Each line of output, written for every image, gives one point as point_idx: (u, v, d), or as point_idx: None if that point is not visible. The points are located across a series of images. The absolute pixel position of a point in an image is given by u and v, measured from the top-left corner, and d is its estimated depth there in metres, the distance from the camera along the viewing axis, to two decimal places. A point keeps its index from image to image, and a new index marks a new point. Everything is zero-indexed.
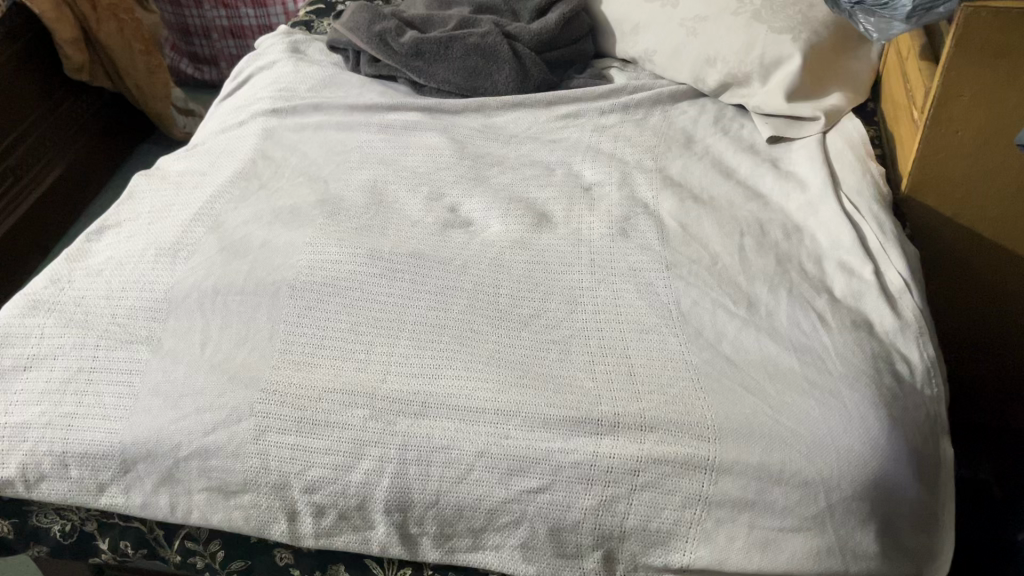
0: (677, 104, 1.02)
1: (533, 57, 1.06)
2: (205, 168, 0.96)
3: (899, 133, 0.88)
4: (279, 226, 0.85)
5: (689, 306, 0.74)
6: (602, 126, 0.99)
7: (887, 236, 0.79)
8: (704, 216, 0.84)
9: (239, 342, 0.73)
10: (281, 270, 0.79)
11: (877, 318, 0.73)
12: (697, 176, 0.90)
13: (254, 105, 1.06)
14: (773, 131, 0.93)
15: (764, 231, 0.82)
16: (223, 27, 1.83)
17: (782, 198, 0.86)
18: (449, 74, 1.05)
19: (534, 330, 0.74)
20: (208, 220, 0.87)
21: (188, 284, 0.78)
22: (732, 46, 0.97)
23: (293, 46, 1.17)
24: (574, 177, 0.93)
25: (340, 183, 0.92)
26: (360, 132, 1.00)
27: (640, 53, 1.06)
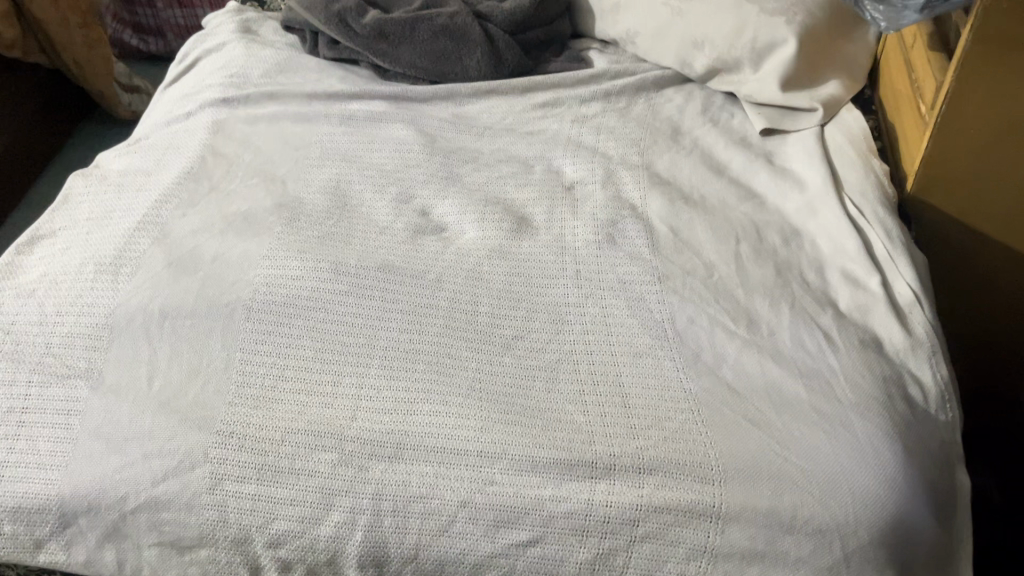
0: (662, 91, 0.95)
1: (507, 40, 0.98)
2: (149, 168, 0.87)
3: (901, 125, 0.82)
4: (232, 235, 0.78)
5: (685, 324, 0.69)
6: (583, 116, 0.93)
7: (895, 241, 0.73)
8: (696, 220, 0.78)
9: (191, 374, 0.66)
10: (236, 288, 0.72)
11: (886, 335, 0.68)
12: (687, 173, 0.84)
13: (203, 93, 0.97)
14: (766, 123, 0.87)
15: (761, 236, 0.76)
16: None
17: (778, 197, 0.80)
18: (415, 57, 0.97)
19: (517, 354, 0.67)
20: (153, 229, 0.79)
21: (132, 306, 0.70)
22: (723, 29, 0.90)
23: (245, 25, 1.08)
24: (555, 175, 0.86)
25: (299, 184, 0.84)
26: (320, 124, 0.92)
27: (621, 34, 0.99)
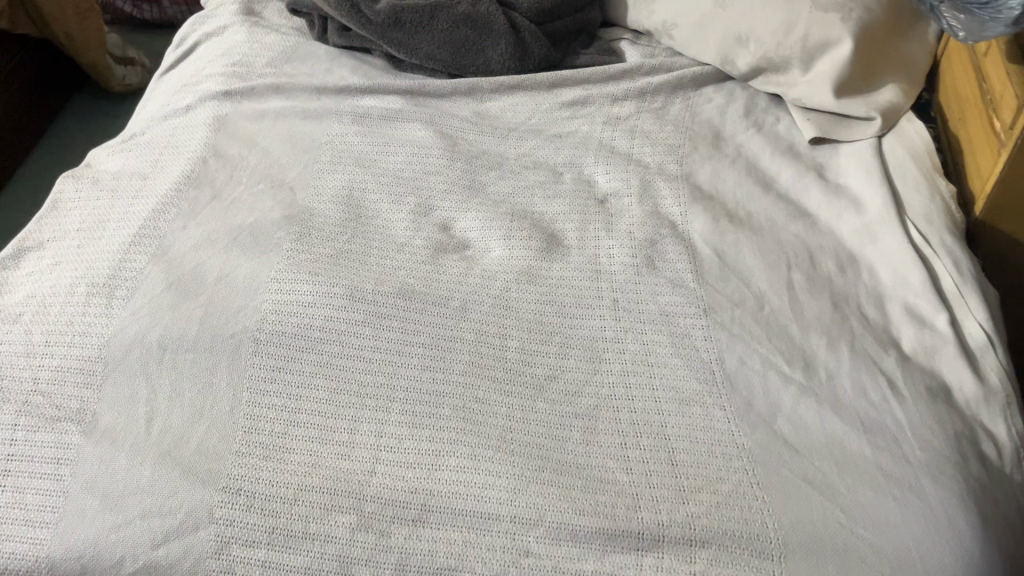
0: (701, 90, 0.88)
1: (534, 30, 0.90)
2: (145, 171, 0.80)
3: (969, 140, 0.74)
4: (237, 253, 0.71)
5: (736, 366, 0.63)
6: (616, 117, 0.85)
7: (964, 275, 0.66)
8: (743, 242, 0.72)
9: (194, 419, 0.60)
10: (243, 316, 0.66)
11: (956, 382, 0.62)
12: (731, 187, 0.77)
13: (203, 84, 0.90)
14: (816, 131, 0.80)
15: (814, 264, 0.70)
16: None
17: (832, 217, 0.73)
18: (434, 49, 0.89)
19: (550, 400, 0.61)
20: (151, 244, 0.72)
21: (129, 336, 0.64)
22: (771, 25, 0.82)
23: (248, 6, 1.00)
24: (586, 185, 0.79)
25: (309, 192, 0.78)
26: (331, 121, 0.85)
27: (657, 25, 0.91)
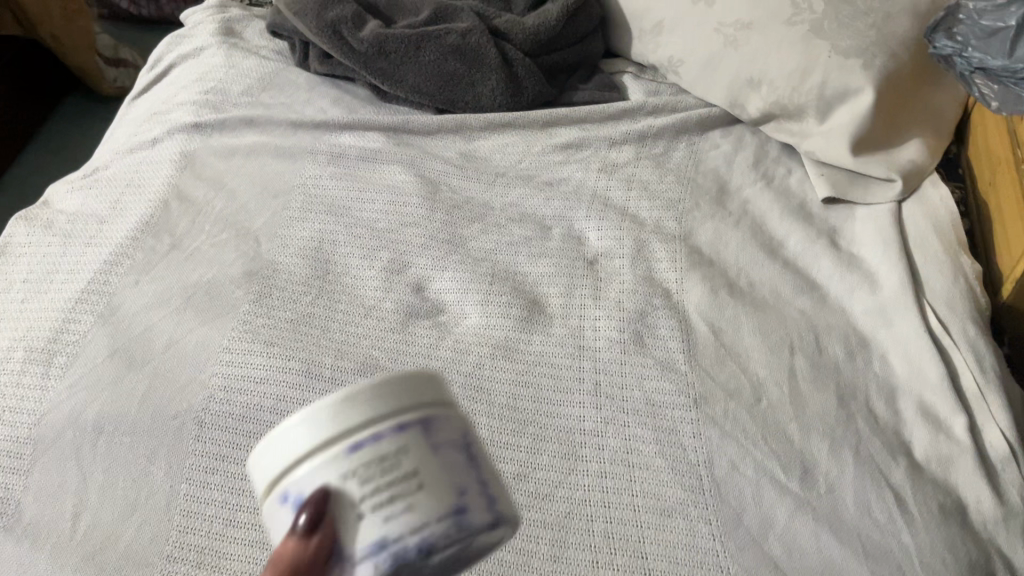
0: (707, 134, 0.81)
1: (527, 64, 0.83)
2: (103, 213, 0.75)
3: (998, 210, 0.67)
4: (190, 316, 0.66)
5: (726, 472, 0.56)
6: (613, 163, 0.79)
7: (986, 372, 0.59)
8: (743, 318, 0.65)
9: (126, 515, 0.55)
10: (189, 393, 0.60)
11: (972, 499, 0.55)
12: (734, 252, 0.71)
13: (173, 113, 0.84)
14: (831, 190, 0.73)
15: (820, 348, 0.63)
16: None
17: (843, 292, 0.67)
18: (419, 81, 0.82)
19: (518, 505, 0.56)
20: (99, 302, 0.67)
21: (63, 415, 0.59)
22: (785, 69, 0.75)
23: (227, 25, 0.93)
24: (575, 242, 0.73)
25: (275, 243, 0.72)
26: (306, 161, 0.79)
27: (662, 60, 0.84)
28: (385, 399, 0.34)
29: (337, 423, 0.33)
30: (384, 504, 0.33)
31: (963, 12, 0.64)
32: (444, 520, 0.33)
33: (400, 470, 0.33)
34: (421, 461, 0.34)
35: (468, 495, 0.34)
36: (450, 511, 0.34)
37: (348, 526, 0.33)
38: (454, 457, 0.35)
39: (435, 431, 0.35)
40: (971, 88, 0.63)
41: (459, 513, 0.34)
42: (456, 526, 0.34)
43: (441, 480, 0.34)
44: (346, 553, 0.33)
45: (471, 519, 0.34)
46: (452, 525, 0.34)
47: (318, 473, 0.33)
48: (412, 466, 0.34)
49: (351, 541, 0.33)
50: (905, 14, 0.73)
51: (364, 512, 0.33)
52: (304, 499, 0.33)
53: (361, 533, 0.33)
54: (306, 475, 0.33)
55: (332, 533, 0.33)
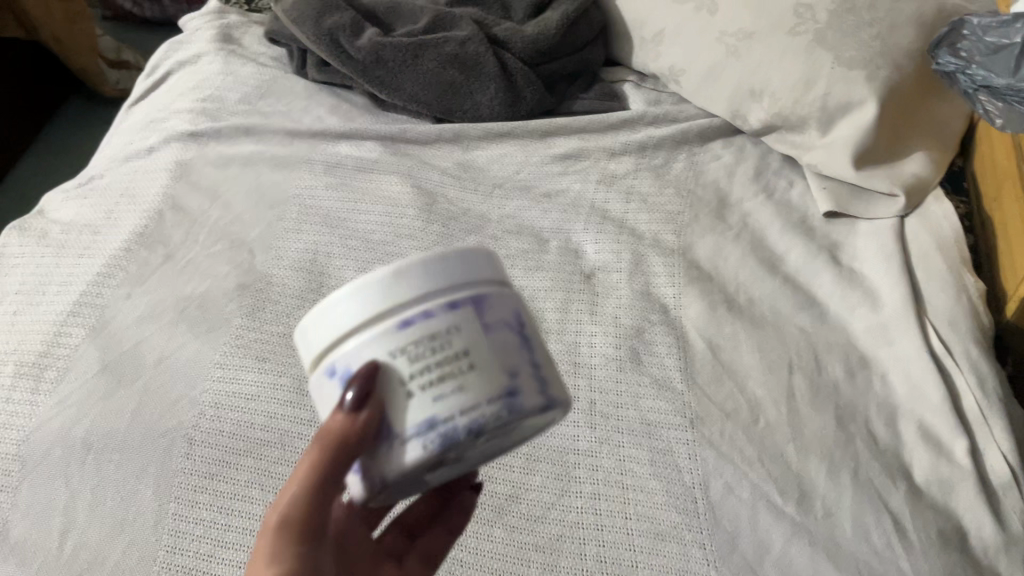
0: (708, 145, 0.80)
1: (526, 72, 0.82)
2: (97, 224, 0.74)
3: (1003, 226, 0.66)
4: (182, 329, 0.65)
5: (721, 494, 0.56)
6: (612, 175, 0.78)
7: (988, 393, 0.58)
8: (741, 335, 0.64)
9: (114, 534, 0.54)
10: (179, 410, 0.60)
11: (973, 524, 0.54)
12: (733, 266, 0.70)
13: (169, 122, 0.83)
14: (833, 204, 0.72)
15: (819, 367, 0.62)
16: None
17: (843, 309, 0.66)
18: (417, 90, 0.82)
19: (510, 527, 0.55)
20: (90, 316, 0.66)
21: (52, 432, 0.59)
22: (787, 80, 0.74)
23: (225, 31, 0.93)
24: (573, 255, 0.72)
25: (269, 255, 0.71)
26: (302, 171, 0.78)
27: (663, 70, 0.83)
28: (435, 277, 0.37)
29: (391, 294, 0.36)
30: (434, 382, 0.35)
31: (967, 28, 0.63)
32: (495, 403, 0.35)
33: (450, 348, 0.35)
34: (473, 341, 0.36)
35: (520, 379, 0.36)
36: (500, 395, 0.35)
37: (393, 402, 0.35)
38: (506, 340, 0.37)
39: (487, 311, 0.37)
40: (977, 104, 0.61)
41: (511, 396, 0.36)
42: (506, 410, 0.36)
43: (490, 357, 0.36)
44: (393, 428, 0.36)
45: (521, 404, 0.36)
46: (503, 406, 0.35)
47: (369, 347, 0.36)
48: (462, 345, 0.36)
49: (399, 418, 0.36)
50: (912, 24, 0.72)
51: (413, 390, 0.35)
52: (354, 373, 0.36)
53: (409, 412, 0.35)
54: (360, 346, 0.36)
55: (379, 408, 0.36)
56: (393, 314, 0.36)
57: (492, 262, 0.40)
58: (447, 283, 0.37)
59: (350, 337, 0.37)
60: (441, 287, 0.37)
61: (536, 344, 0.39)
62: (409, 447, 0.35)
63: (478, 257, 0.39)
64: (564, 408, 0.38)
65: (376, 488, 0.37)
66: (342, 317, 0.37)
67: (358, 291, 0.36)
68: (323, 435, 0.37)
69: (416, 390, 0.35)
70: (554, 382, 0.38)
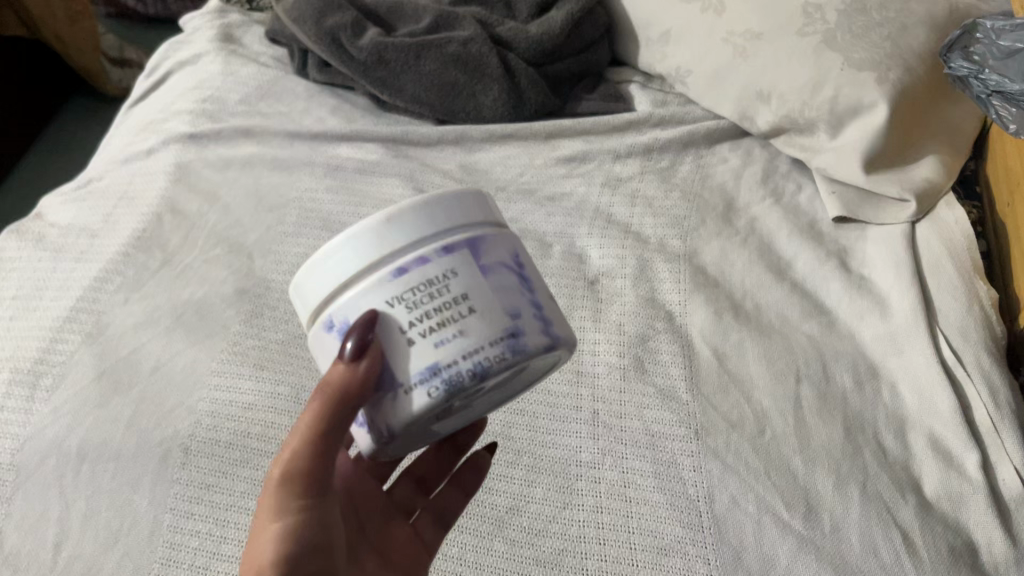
0: (715, 147, 0.79)
1: (530, 73, 0.81)
2: (95, 227, 0.73)
3: (1017, 232, 0.65)
4: (180, 336, 0.64)
5: (726, 507, 0.54)
6: (617, 178, 0.77)
7: (1001, 405, 0.57)
8: (748, 343, 0.63)
9: (108, 545, 0.53)
10: (175, 418, 0.59)
11: (984, 540, 0.52)
12: (740, 273, 0.68)
13: (168, 123, 0.82)
14: (842, 209, 0.70)
15: (828, 376, 0.61)
16: None
17: (852, 317, 0.64)
18: (419, 90, 0.80)
19: (510, 539, 0.54)
20: (87, 321, 0.65)
21: (47, 440, 0.58)
22: (796, 81, 0.73)
23: (225, 31, 0.92)
24: (576, 260, 0.71)
25: (269, 260, 0.70)
26: (302, 174, 0.77)
27: (669, 70, 0.82)
28: (428, 225, 0.41)
29: (385, 240, 0.40)
30: (434, 326, 0.39)
31: (980, 32, 0.61)
32: (496, 345, 0.39)
33: (446, 294, 0.39)
34: (470, 284, 0.40)
35: (521, 320, 0.40)
36: (501, 335, 0.39)
37: (394, 347, 0.39)
38: (505, 283, 0.41)
39: (482, 255, 0.41)
40: (990, 109, 0.59)
41: (513, 338, 0.39)
42: (509, 350, 0.39)
43: (489, 301, 0.40)
44: (397, 372, 0.40)
45: (524, 343, 0.40)
46: (506, 347, 0.39)
47: (368, 297, 0.40)
48: (461, 289, 0.40)
49: (404, 364, 0.39)
50: (924, 24, 0.70)
51: (414, 337, 0.39)
52: (353, 323, 0.40)
53: (411, 356, 0.39)
54: (360, 295, 0.40)
55: (379, 355, 0.40)
56: (389, 264, 0.40)
57: (481, 207, 0.43)
58: (437, 232, 0.41)
59: (350, 288, 0.40)
60: (432, 236, 0.41)
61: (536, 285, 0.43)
62: (413, 390, 0.39)
63: (466, 202, 0.43)
64: (567, 344, 0.42)
65: (384, 437, 0.41)
66: (341, 269, 0.41)
67: (354, 244, 0.40)
68: (325, 388, 0.41)
69: (417, 336, 0.39)
70: (554, 318, 0.42)
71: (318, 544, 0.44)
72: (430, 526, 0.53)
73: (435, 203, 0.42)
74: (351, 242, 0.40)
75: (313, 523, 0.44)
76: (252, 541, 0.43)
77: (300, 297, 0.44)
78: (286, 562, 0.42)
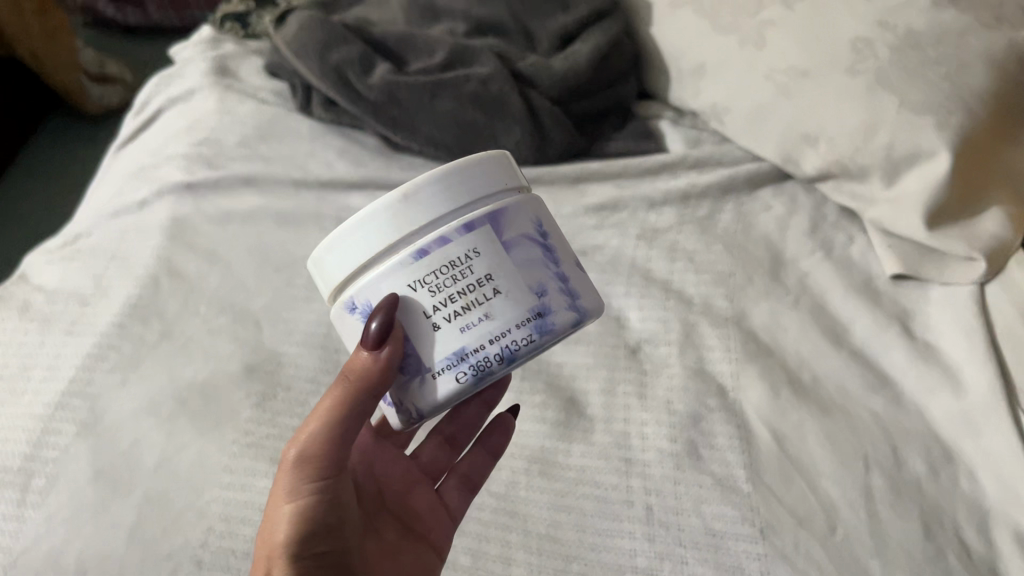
0: (756, 192, 0.74)
1: (554, 112, 0.75)
2: (85, 293, 0.67)
3: None
4: (185, 424, 0.58)
5: None
6: (653, 228, 0.71)
7: None
8: (809, 423, 0.58)
9: None
10: (183, 524, 0.53)
11: None
12: (793, 339, 0.63)
13: (163, 169, 0.76)
14: (901, 267, 0.65)
15: (898, 462, 0.55)
16: None
17: (921, 392, 0.59)
18: (435, 131, 0.74)
19: None
20: (81, 407, 0.59)
21: (40, 554, 0.52)
22: (845, 126, 0.67)
23: (219, 63, 0.85)
24: (614, 324, 0.65)
25: (279, 329, 0.64)
26: (312, 229, 0.71)
27: (704, 107, 0.78)
28: (449, 202, 0.43)
29: (408, 219, 0.43)
30: (459, 312, 0.43)
31: None
32: (523, 327, 0.44)
33: (468, 277, 0.43)
34: (493, 265, 0.43)
35: (547, 298, 0.45)
36: (526, 316, 0.44)
37: (419, 330, 0.44)
38: (529, 257, 0.45)
39: (504, 229, 0.44)
40: None
41: (541, 318, 0.44)
42: (535, 329, 0.44)
43: (515, 281, 0.44)
44: (424, 358, 0.44)
45: (551, 321, 0.45)
46: (535, 329, 0.44)
47: (391, 281, 0.43)
48: (486, 269, 0.43)
49: (431, 351, 0.44)
50: (983, 59, 0.63)
51: (440, 324, 0.43)
52: (376, 305, 0.44)
53: (438, 340, 0.44)
54: (382, 277, 0.43)
55: (403, 338, 0.44)
56: (412, 245, 0.43)
57: (499, 172, 0.46)
58: (456, 209, 0.44)
59: (372, 268, 0.44)
60: (451, 214, 0.44)
61: (563, 258, 0.47)
62: (442, 373, 0.44)
63: (485, 171, 0.45)
64: (593, 313, 0.47)
65: (412, 418, 0.46)
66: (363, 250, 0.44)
67: (376, 226, 0.43)
68: (351, 370, 0.45)
69: (443, 321, 0.43)
70: (578, 289, 0.46)
71: (331, 524, 0.45)
72: (456, 491, 0.56)
73: (450, 176, 0.44)
74: (372, 222, 0.43)
75: (326, 502, 0.46)
76: (267, 524, 0.45)
77: (319, 269, 0.47)
78: (300, 543, 0.44)
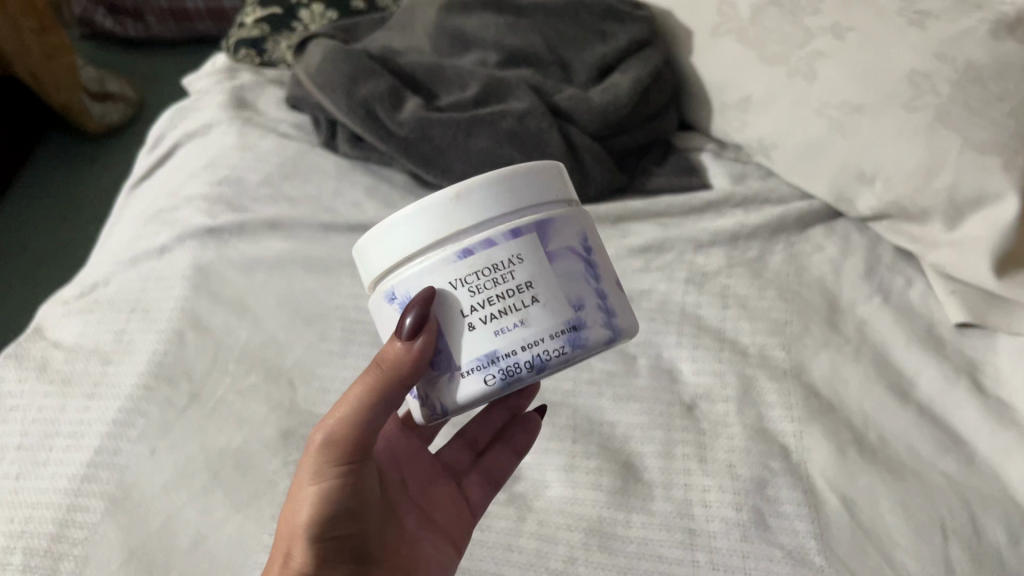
0: (808, 231, 0.72)
1: (595, 147, 0.73)
2: (106, 349, 0.63)
3: None
4: (220, 497, 0.55)
5: None
6: (702, 273, 0.69)
7: None
8: (880, 489, 0.54)
9: None
10: None
11: None
12: (856, 395, 0.60)
13: (182, 212, 0.73)
14: (965, 313, 0.62)
15: (978, 529, 0.51)
16: (163, 9, 1.39)
17: (996, 453, 0.55)
18: (469, 170, 0.70)
19: None
20: (108, 479, 0.55)
21: None
22: (904, 164, 0.64)
23: (237, 95, 0.83)
24: (667, 379, 0.62)
25: (313, 388, 0.61)
26: (343, 278, 0.68)
27: (751, 141, 0.75)
28: (500, 206, 0.41)
29: (456, 217, 0.40)
30: (495, 314, 0.40)
31: None
32: (556, 338, 0.41)
33: (508, 282, 0.40)
34: (534, 272, 0.40)
35: (583, 310, 0.41)
36: (560, 327, 0.41)
37: (453, 329, 0.41)
38: (569, 271, 0.41)
39: (550, 240, 0.41)
40: None
41: (574, 330, 0.41)
42: (568, 342, 0.41)
43: (554, 292, 0.41)
44: (453, 358, 0.41)
45: (585, 336, 0.41)
46: (566, 342, 0.41)
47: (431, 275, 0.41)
48: (526, 276, 0.40)
49: (459, 350, 0.41)
50: None
51: (473, 325, 0.40)
52: (413, 297, 0.41)
53: (470, 340, 0.41)
54: (421, 271, 0.41)
55: (436, 332, 0.41)
56: (456, 243, 0.40)
57: (552, 181, 0.43)
58: (504, 212, 0.41)
59: (412, 262, 0.41)
60: (499, 217, 0.41)
61: (608, 283, 0.43)
62: (470, 374, 0.41)
63: (538, 179, 0.43)
64: (629, 332, 0.43)
65: (437, 414, 0.43)
66: (405, 243, 0.41)
67: (423, 220, 0.41)
68: (381, 360, 0.42)
69: (477, 323, 0.40)
70: (616, 306, 0.43)
71: (352, 511, 0.45)
72: (478, 486, 0.55)
73: (503, 180, 0.41)
74: (419, 216, 0.41)
75: (349, 489, 0.45)
76: (289, 504, 0.45)
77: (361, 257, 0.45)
78: (321, 525, 0.43)
